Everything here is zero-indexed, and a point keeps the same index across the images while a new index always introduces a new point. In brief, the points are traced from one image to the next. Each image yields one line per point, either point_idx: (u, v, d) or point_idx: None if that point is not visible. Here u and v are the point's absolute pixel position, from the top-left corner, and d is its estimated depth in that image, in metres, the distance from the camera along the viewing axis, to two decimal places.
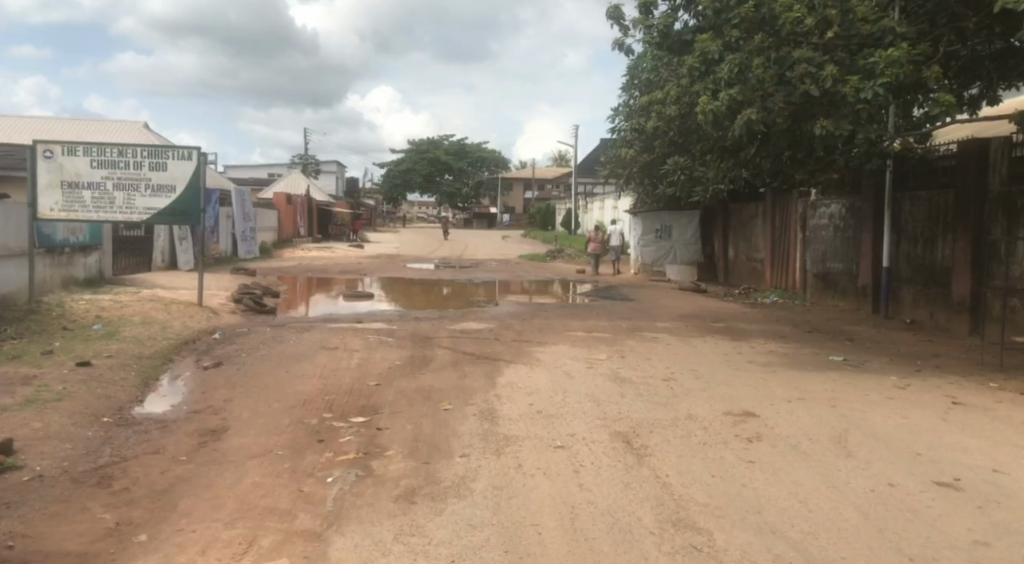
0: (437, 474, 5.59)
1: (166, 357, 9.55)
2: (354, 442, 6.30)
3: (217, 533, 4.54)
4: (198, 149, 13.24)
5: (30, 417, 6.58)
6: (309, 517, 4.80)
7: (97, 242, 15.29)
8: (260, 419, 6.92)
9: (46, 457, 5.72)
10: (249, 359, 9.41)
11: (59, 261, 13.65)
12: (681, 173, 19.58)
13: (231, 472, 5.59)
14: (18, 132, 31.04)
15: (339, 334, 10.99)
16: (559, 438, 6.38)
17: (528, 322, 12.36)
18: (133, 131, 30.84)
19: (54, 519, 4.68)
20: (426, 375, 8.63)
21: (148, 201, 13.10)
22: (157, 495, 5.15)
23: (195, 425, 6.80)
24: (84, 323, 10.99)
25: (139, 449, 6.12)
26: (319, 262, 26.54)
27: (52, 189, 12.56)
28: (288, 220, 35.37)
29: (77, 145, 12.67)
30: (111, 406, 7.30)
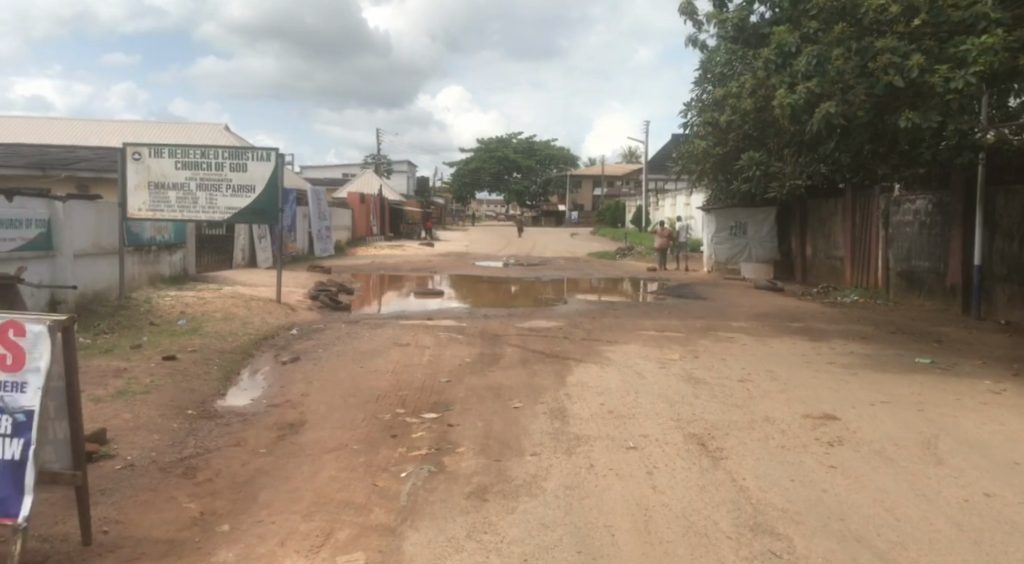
0: (508, 472, 5.60)
1: (247, 352, 9.86)
2: (426, 438, 6.37)
3: (295, 525, 4.64)
4: (276, 150, 13.57)
5: (121, 408, 6.89)
6: (383, 511, 4.87)
7: (182, 240, 15.95)
8: (335, 413, 7.07)
9: (136, 447, 5.98)
10: (323, 354, 9.61)
11: (147, 259, 14.30)
12: (755, 168, 19.09)
13: (309, 465, 5.73)
14: (110, 134, 32.65)
15: (410, 331, 11.13)
16: (631, 439, 6.30)
17: (597, 321, 12.29)
18: (214, 133, 32.03)
19: (142, 507, 4.87)
20: (496, 372, 8.65)
21: (229, 201, 13.52)
22: (238, 486, 5.31)
23: (274, 418, 6.99)
24: (169, 318, 11.46)
25: (221, 441, 6.33)
26: (390, 260, 26.98)
27: (140, 189, 13.18)
28: (361, 219, 36.17)
29: (163, 147, 13.24)
30: (196, 399, 7.57)
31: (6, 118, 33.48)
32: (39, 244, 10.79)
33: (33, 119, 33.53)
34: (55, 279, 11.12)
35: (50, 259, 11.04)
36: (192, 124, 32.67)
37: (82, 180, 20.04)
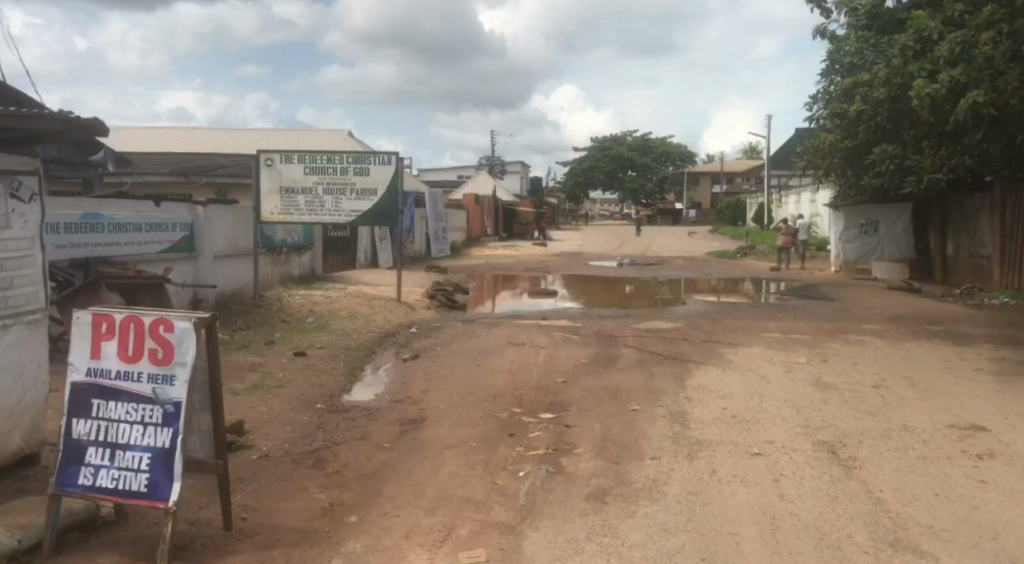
0: (628, 475, 5.51)
1: (370, 349, 10.22)
2: (543, 438, 6.36)
3: (418, 520, 4.74)
4: (396, 154, 13.96)
5: (257, 401, 7.30)
6: (503, 509, 4.90)
7: (310, 242, 16.74)
8: (454, 411, 7.20)
9: (271, 438, 6.31)
10: (443, 352, 9.82)
11: (279, 260, 15.12)
12: (889, 162, 17.90)
13: (430, 461, 5.85)
14: (245, 142, 34.74)
15: (526, 330, 11.18)
16: (756, 444, 6.07)
17: (717, 322, 11.94)
18: (338, 139, 33.46)
19: (277, 495, 5.12)
20: (613, 374, 8.55)
21: (353, 204, 14.02)
22: (364, 479, 5.50)
23: (397, 414, 7.20)
24: (299, 316, 12.06)
25: (348, 435, 6.58)
26: (505, 260, 27.25)
27: (273, 194, 13.93)
28: (476, 219, 36.79)
29: (293, 154, 13.89)
30: (324, 393, 7.91)
31: (154, 129, 36.25)
32: (183, 247, 11.60)
33: (178, 130, 36.13)
34: (197, 279, 11.95)
35: (193, 260, 11.87)
36: (319, 132, 34.30)
37: (220, 186, 21.41)
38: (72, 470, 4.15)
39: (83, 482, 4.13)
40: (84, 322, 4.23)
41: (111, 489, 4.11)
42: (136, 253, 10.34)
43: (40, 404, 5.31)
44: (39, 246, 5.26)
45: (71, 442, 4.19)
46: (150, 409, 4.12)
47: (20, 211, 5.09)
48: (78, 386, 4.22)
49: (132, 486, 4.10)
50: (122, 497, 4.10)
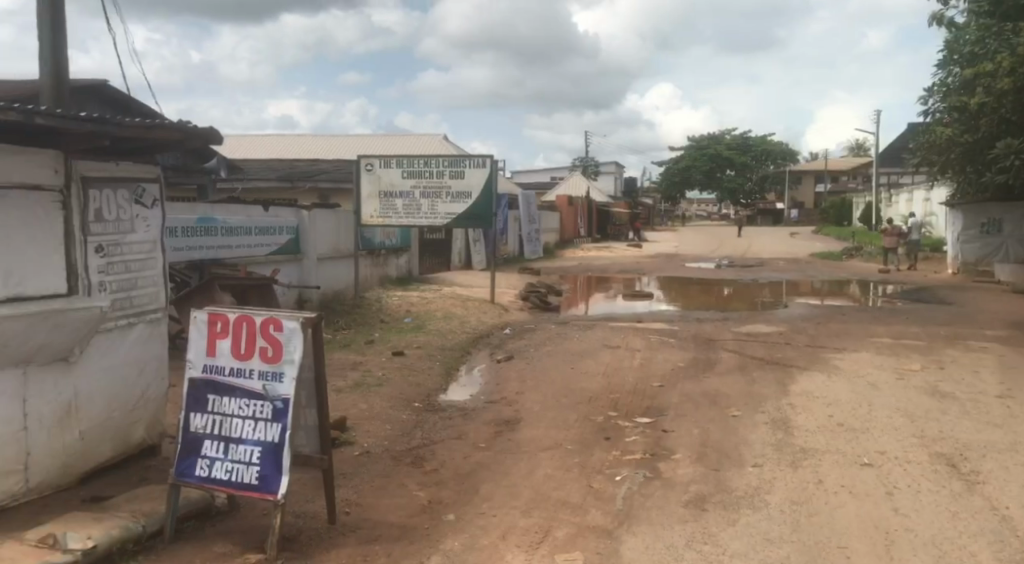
0: (728, 482, 5.35)
1: (465, 350, 10.36)
2: (640, 442, 6.27)
3: (515, 520, 4.76)
4: (491, 156, 14.09)
5: (358, 399, 7.52)
6: (600, 513, 4.86)
7: (407, 244, 17.14)
8: (550, 413, 7.20)
9: (372, 435, 6.48)
10: (537, 354, 9.84)
11: (377, 261, 15.56)
12: (1014, 157, 16.37)
13: (526, 462, 5.87)
14: (347, 147, 35.90)
15: (621, 333, 11.05)
16: (865, 454, 5.78)
17: (822, 326, 11.46)
18: (435, 143, 34.11)
19: (378, 491, 5.25)
20: (711, 378, 8.34)
21: (449, 206, 14.24)
22: (461, 478, 5.57)
23: (492, 414, 7.26)
24: (396, 317, 12.35)
25: (445, 433, 6.68)
26: (599, 261, 27.08)
27: (372, 198, 14.34)
28: (569, 220, 36.73)
29: (391, 159, 14.24)
30: (422, 392, 8.07)
31: (262, 136, 38.02)
32: (289, 249, 12.09)
33: (284, 138, 37.80)
34: (302, 280, 12.43)
35: (298, 262, 12.36)
36: (416, 137, 35.09)
37: (322, 191, 22.21)
38: (190, 461, 4.38)
39: (199, 473, 4.35)
40: (202, 320, 4.47)
41: (225, 481, 4.32)
42: (246, 255, 10.86)
43: (160, 398, 5.64)
44: (160, 249, 5.59)
45: (189, 435, 4.43)
46: (261, 404, 4.30)
47: (143, 216, 5.43)
48: (195, 381, 4.46)
49: (245, 478, 4.29)
50: (235, 489, 4.29)
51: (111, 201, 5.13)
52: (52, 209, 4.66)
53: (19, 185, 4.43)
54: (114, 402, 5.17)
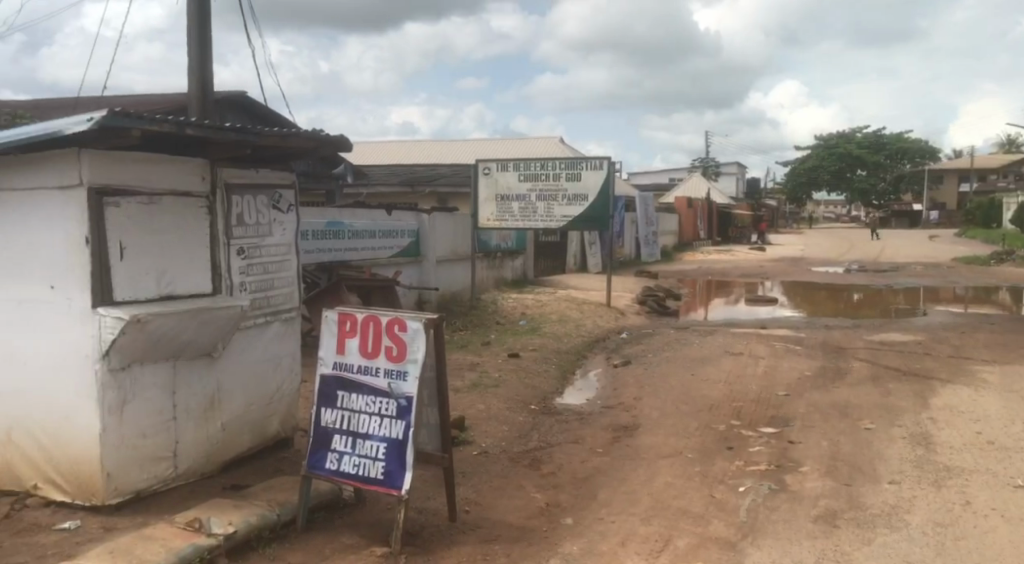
0: (862, 498, 5.06)
1: (581, 353, 10.33)
2: (765, 453, 6.04)
3: (634, 527, 4.68)
4: (608, 158, 13.99)
5: (476, 399, 7.63)
6: (723, 524, 4.70)
7: (523, 247, 17.31)
8: (669, 419, 7.05)
9: (490, 436, 6.56)
10: (654, 359, 9.68)
11: (494, 264, 15.80)
12: None
13: (645, 469, 5.78)
14: (466, 152, 36.63)
15: (743, 340, 10.69)
16: (1020, 476, 5.30)
17: (967, 336, 10.65)
18: (551, 147, 34.25)
19: (496, 491, 5.31)
20: (842, 389, 7.91)
21: (565, 209, 14.25)
22: (579, 482, 5.54)
23: (609, 419, 7.19)
24: (512, 319, 12.47)
25: (562, 437, 6.68)
26: (719, 265, 26.33)
27: (489, 201, 14.56)
28: (688, 223, 35.93)
29: (508, 162, 14.40)
30: (537, 395, 8.11)
31: (386, 143, 39.43)
32: (410, 251, 12.47)
33: (406, 144, 39.03)
34: (422, 281, 12.80)
35: (418, 264, 12.73)
36: (533, 141, 35.32)
37: (442, 195, 22.75)
38: (321, 454, 4.58)
39: (329, 466, 4.54)
40: (332, 320, 4.66)
41: (352, 474, 4.48)
42: (371, 257, 11.29)
43: (294, 392, 5.93)
44: (294, 252, 5.88)
45: (320, 429, 4.62)
46: (386, 402, 4.44)
47: (280, 220, 5.73)
48: (326, 377, 4.65)
49: (371, 473, 4.44)
50: (362, 483, 4.45)
51: (251, 206, 5.44)
52: (199, 213, 4.99)
53: (170, 191, 4.78)
54: (253, 396, 5.49)
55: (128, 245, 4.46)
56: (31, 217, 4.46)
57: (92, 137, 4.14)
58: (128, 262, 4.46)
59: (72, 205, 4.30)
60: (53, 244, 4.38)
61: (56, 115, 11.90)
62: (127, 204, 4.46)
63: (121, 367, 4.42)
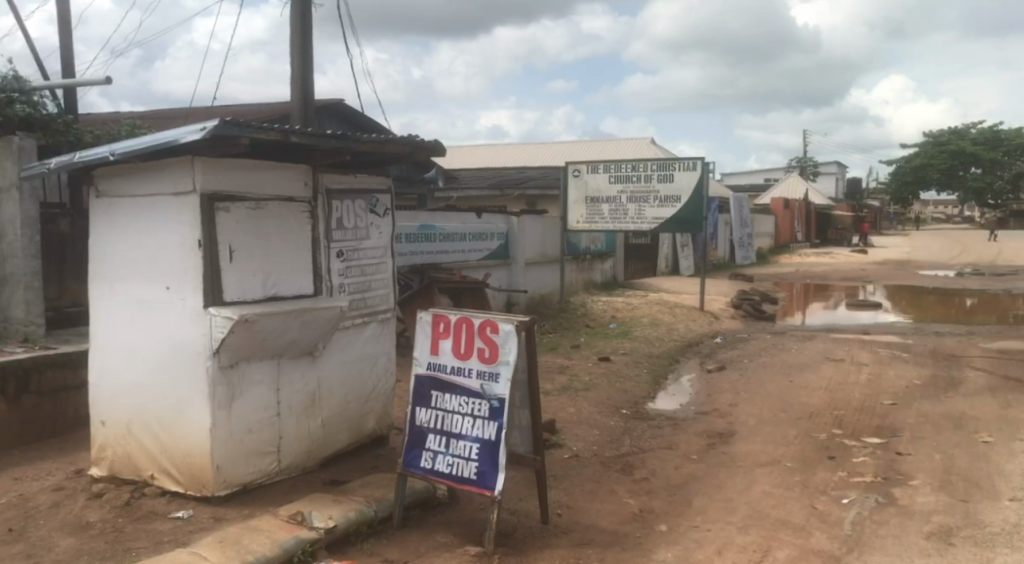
0: (979, 516, 4.75)
1: (673, 358, 10.15)
2: (870, 465, 5.76)
3: (732, 537, 4.55)
4: (702, 159, 13.70)
5: (567, 402, 7.61)
6: (826, 537, 4.51)
7: (612, 250, 17.17)
8: (766, 427, 6.83)
9: (582, 439, 6.53)
10: (749, 364, 9.40)
11: (583, 267, 15.73)
12: None
13: (741, 477, 5.61)
14: (555, 154, 36.66)
15: (845, 346, 10.26)
16: None
17: None
18: (642, 147, 33.86)
19: (588, 496, 5.27)
20: (956, 399, 7.47)
21: (657, 211, 14.03)
22: (673, 489, 5.44)
23: (704, 425, 7.03)
24: (602, 322, 12.38)
25: (654, 442, 6.57)
26: (817, 268, 25.37)
27: (579, 203, 14.54)
28: (785, 224, 34.79)
29: (599, 164, 14.35)
30: (628, 399, 8.02)
31: (475, 147, 39.92)
32: (500, 254, 12.58)
33: (496, 147, 39.38)
34: (511, 284, 12.88)
35: (508, 266, 12.81)
36: (624, 142, 34.98)
37: (531, 197, 22.83)
38: (416, 453, 4.66)
39: (424, 465, 4.62)
40: (426, 321, 4.74)
41: (446, 473, 4.55)
42: (461, 260, 11.45)
43: (389, 391, 6.07)
44: (390, 254, 6.02)
45: (414, 428, 4.71)
46: (479, 403, 4.48)
47: (377, 224, 5.88)
48: (421, 377, 4.73)
49: (464, 472, 4.49)
50: (456, 482, 4.51)
51: (350, 210, 5.60)
52: (302, 217, 5.18)
53: (274, 196, 4.98)
54: (350, 394, 5.65)
55: (236, 248, 4.68)
56: (150, 222, 4.74)
57: (204, 146, 4.36)
58: (236, 264, 4.68)
59: (186, 210, 4.53)
60: (169, 247, 4.64)
61: (169, 125, 12.61)
62: (235, 209, 4.68)
63: (229, 364, 4.63)
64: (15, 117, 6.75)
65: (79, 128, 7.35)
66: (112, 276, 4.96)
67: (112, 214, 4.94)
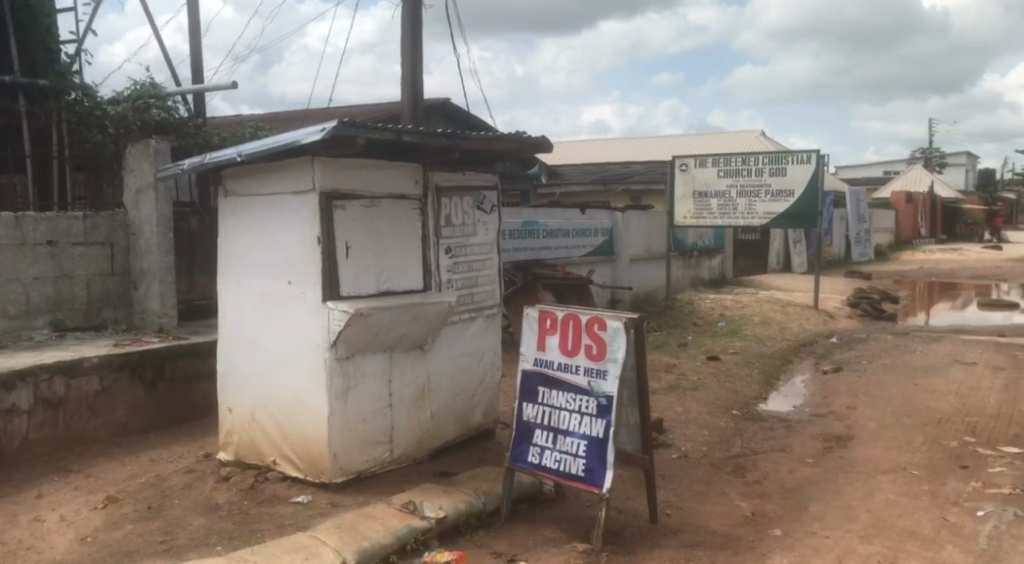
0: None
1: (786, 358, 9.78)
2: (1008, 475, 5.36)
3: (853, 545, 4.33)
4: (817, 151, 13.14)
5: (674, 401, 7.47)
6: (958, 550, 4.23)
7: (720, 246, 16.71)
8: (889, 432, 6.47)
9: (690, 439, 6.39)
10: (869, 366, 8.93)
11: (690, 263, 15.38)
12: None
13: (863, 484, 5.34)
14: (659, 149, 36.04)
15: (977, 348, 9.58)
16: None
17: None
18: (751, 140, 32.82)
19: (698, 497, 5.15)
20: None
21: (769, 206, 13.57)
22: (787, 493, 5.24)
23: (820, 428, 6.73)
24: (710, 320, 12.07)
25: (767, 444, 6.35)
26: (944, 265, 23.84)
27: (686, 198, 14.16)
28: (908, 219, 32.89)
29: (707, 157, 13.97)
30: (738, 399, 7.78)
31: (578, 143, 39.79)
32: (604, 250, 12.50)
33: (599, 142, 39.11)
34: (615, 280, 12.77)
35: (612, 263, 12.71)
36: (732, 135, 34.01)
37: (635, 193, 22.53)
38: (523, 448, 4.69)
39: (531, 460, 4.64)
40: (533, 317, 4.75)
41: (554, 469, 4.55)
42: (565, 256, 11.44)
43: (495, 386, 6.14)
44: (496, 251, 6.08)
45: (522, 423, 4.74)
46: (587, 400, 4.45)
47: (484, 220, 5.95)
48: (528, 373, 4.75)
49: (572, 469, 4.48)
50: (563, 478, 4.50)
51: (458, 207, 5.69)
52: (413, 214, 5.30)
53: (387, 194, 5.12)
54: (458, 388, 5.75)
55: (352, 245, 4.85)
56: (272, 219, 4.97)
57: (323, 146, 4.53)
58: (352, 260, 4.84)
59: (306, 208, 4.73)
60: (290, 244, 4.85)
61: (288, 128, 13.22)
62: (351, 207, 4.84)
63: (346, 356, 4.80)
64: (152, 122, 7.31)
65: (208, 131, 7.92)
66: (238, 271, 5.24)
67: (238, 213, 5.22)
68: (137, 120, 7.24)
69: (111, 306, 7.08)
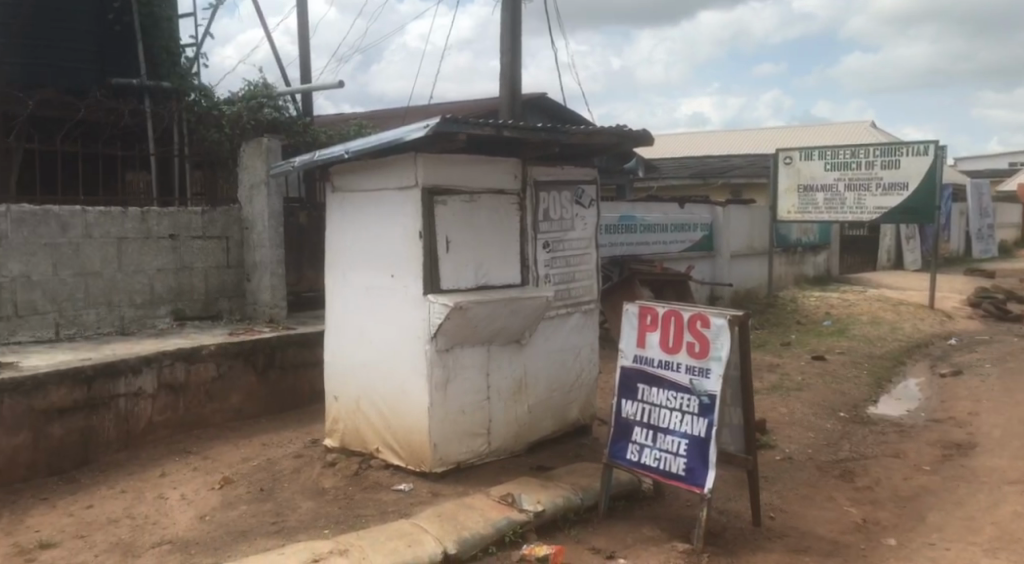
0: None
1: (899, 360, 9.28)
2: None
3: (976, 558, 4.07)
4: (934, 142, 12.40)
5: (778, 402, 7.22)
6: None
7: (826, 241, 16.04)
8: (1016, 440, 6.04)
9: (795, 441, 6.16)
10: (993, 370, 8.37)
11: (794, 260, 14.82)
12: None
13: (986, 495, 5.00)
14: (761, 141, 34.88)
15: None
16: None
17: None
18: (859, 131, 31.32)
19: (804, 501, 4.96)
20: None
21: (880, 200, 12.91)
22: (901, 501, 4.97)
23: (937, 435, 6.36)
24: (815, 319, 11.59)
25: (878, 450, 6.05)
26: None
27: (790, 192, 13.63)
28: None
29: (813, 150, 13.46)
30: (847, 402, 7.44)
31: (675, 137, 39.04)
32: (703, 245, 12.22)
33: (697, 135, 38.24)
34: (714, 276, 12.47)
35: (711, 258, 12.42)
36: (839, 126, 32.54)
37: (736, 186, 21.90)
38: (622, 445, 4.64)
39: (630, 457, 4.58)
40: (633, 313, 4.69)
41: (653, 467, 4.48)
42: (663, 251, 11.25)
43: (592, 382, 6.10)
44: (595, 246, 6.04)
45: (621, 420, 4.69)
46: (688, 398, 4.36)
47: (582, 215, 5.92)
48: (627, 370, 4.70)
49: (672, 467, 4.40)
50: (663, 477, 4.43)
51: (557, 202, 5.69)
52: (511, 209, 5.34)
53: (486, 189, 5.17)
54: (555, 384, 5.74)
55: (453, 240, 4.92)
56: (377, 214, 5.11)
57: (426, 142, 4.62)
58: (452, 254, 4.92)
59: (409, 203, 4.83)
60: (393, 238, 4.97)
61: (388, 125, 13.55)
62: (451, 202, 4.92)
63: (445, 348, 4.88)
64: (265, 121, 7.67)
65: (314, 130, 8.26)
66: (344, 265, 5.41)
67: (344, 208, 5.39)
68: (250, 120, 7.59)
69: (226, 297, 7.46)
